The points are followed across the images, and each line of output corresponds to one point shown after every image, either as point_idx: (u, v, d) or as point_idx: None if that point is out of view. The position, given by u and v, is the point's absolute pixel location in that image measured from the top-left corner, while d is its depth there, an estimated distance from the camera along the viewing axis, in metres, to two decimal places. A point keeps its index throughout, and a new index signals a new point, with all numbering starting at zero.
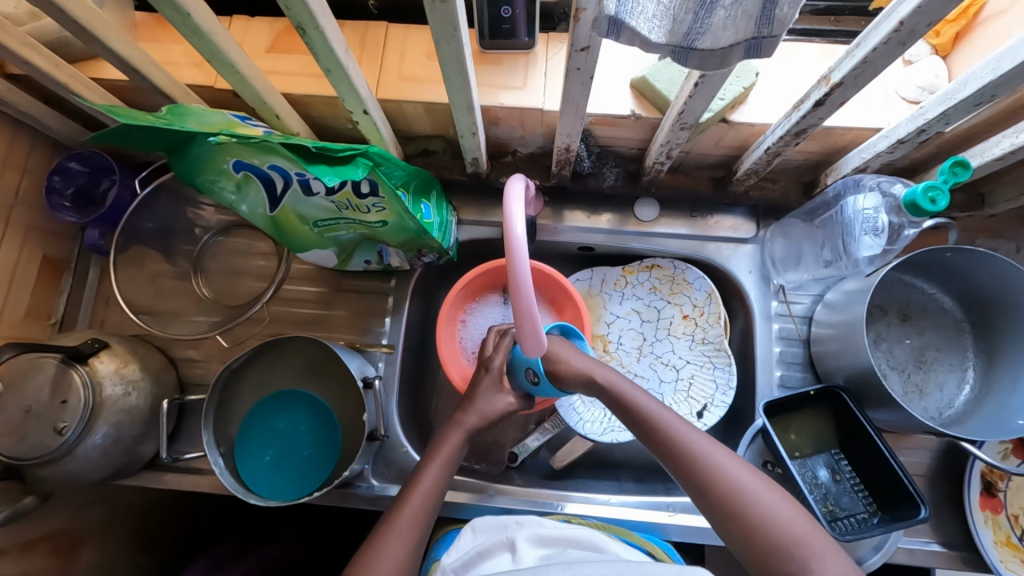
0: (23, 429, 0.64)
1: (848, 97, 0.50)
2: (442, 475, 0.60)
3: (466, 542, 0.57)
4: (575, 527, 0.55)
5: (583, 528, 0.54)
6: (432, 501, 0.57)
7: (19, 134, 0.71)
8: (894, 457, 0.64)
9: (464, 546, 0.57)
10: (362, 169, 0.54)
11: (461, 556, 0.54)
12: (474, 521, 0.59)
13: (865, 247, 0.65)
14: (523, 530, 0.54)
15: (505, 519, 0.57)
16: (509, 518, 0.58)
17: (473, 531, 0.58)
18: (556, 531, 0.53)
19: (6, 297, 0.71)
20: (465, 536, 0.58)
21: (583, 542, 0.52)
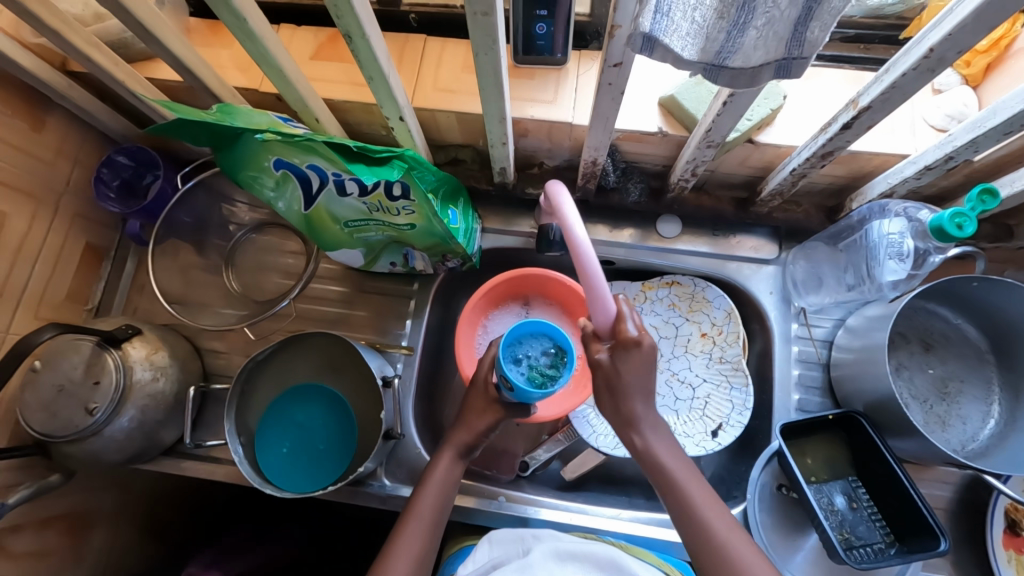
0: (55, 407, 0.66)
1: (875, 121, 0.51)
2: (440, 501, 0.60)
3: (483, 553, 0.58)
4: (594, 543, 0.56)
5: (603, 544, 0.54)
6: (433, 528, 0.59)
7: (73, 127, 0.75)
8: (915, 489, 0.63)
9: (482, 557, 0.57)
10: (397, 170, 0.55)
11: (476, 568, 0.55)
12: (491, 534, 0.60)
13: (889, 272, 0.64)
14: (540, 545, 0.55)
15: (521, 534, 0.58)
16: (526, 532, 0.58)
17: (490, 544, 0.59)
18: (574, 547, 0.54)
19: (49, 281, 0.74)
20: (482, 548, 0.59)
21: (601, 556, 0.52)
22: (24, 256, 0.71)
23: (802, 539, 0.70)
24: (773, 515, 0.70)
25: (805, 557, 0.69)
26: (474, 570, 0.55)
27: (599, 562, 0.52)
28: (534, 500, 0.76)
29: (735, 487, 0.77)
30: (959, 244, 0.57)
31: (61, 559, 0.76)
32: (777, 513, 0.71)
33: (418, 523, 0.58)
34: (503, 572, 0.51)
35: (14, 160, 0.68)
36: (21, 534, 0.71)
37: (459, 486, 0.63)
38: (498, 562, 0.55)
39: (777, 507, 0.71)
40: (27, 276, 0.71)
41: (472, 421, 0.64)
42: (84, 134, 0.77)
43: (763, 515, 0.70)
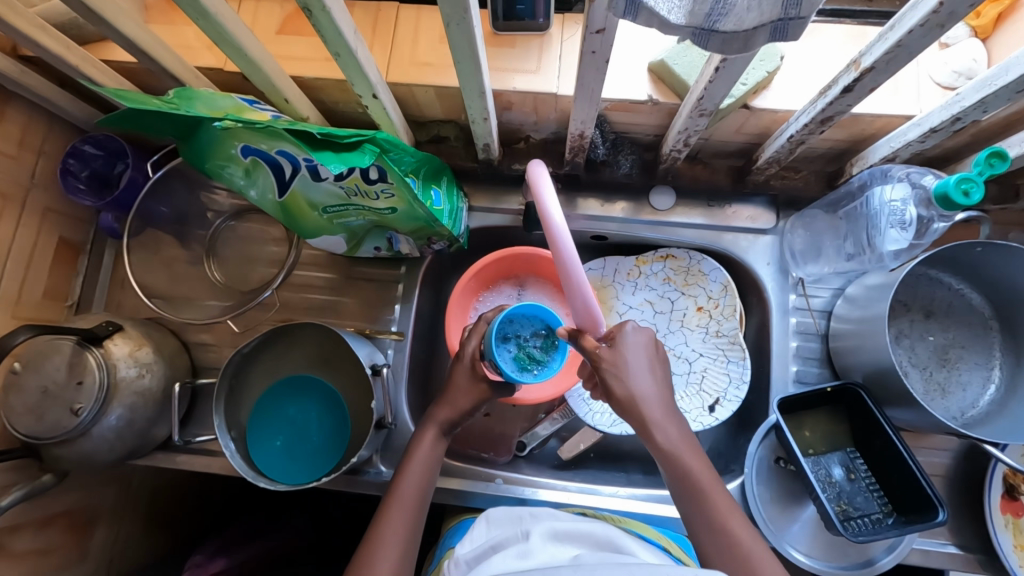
0: (39, 409, 0.65)
1: (878, 83, 0.48)
2: (422, 483, 0.58)
3: (481, 533, 0.57)
4: (590, 523, 0.55)
5: (600, 524, 0.53)
6: (416, 511, 0.57)
7: (33, 117, 0.71)
8: (914, 460, 0.62)
9: (478, 537, 0.57)
10: (368, 156, 0.52)
11: (475, 549, 0.54)
12: (489, 513, 0.60)
13: (891, 241, 0.62)
14: (538, 525, 0.53)
15: (519, 513, 0.58)
16: (523, 512, 0.58)
17: (488, 523, 0.58)
18: (570, 527, 0.52)
19: (23, 280, 0.72)
20: (479, 527, 0.59)
21: (600, 535, 0.52)
22: None
23: (800, 511, 0.69)
24: (770, 488, 0.70)
25: (802, 528, 0.69)
26: (471, 552, 0.54)
27: (596, 541, 0.51)
28: (532, 481, 0.76)
29: (733, 460, 0.76)
30: (965, 211, 0.54)
31: (64, 555, 0.76)
32: (775, 486, 0.70)
33: (404, 503, 0.56)
34: (500, 555, 0.49)
35: None
36: (21, 534, 0.71)
37: (440, 470, 0.61)
38: (496, 542, 0.53)
39: (775, 480, 0.70)
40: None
41: (456, 399, 0.62)
42: (45, 123, 0.73)
43: (760, 488, 0.70)
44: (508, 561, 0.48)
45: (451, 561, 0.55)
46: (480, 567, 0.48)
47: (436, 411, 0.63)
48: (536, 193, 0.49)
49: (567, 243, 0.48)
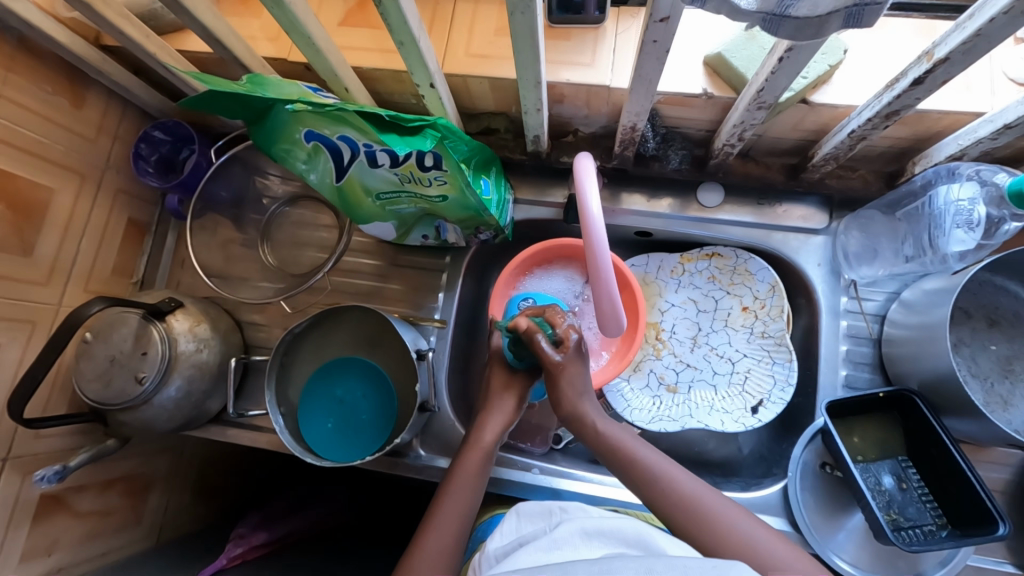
0: (106, 377, 0.69)
1: (953, 75, 0.46)
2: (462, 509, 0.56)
3: (513, 525, 0.54)
4: (625, 519, 0.51)
5: (631, 519, 0.50)
6: (462, 522, 0.56)
7: (110, 103, 0.76)
8: (973, 473, 0.60)
9: (510, 529, 0.55)
10: (430, 141, 0.54)
11: (505, 544, 0.52)
12: (518, 506, 0.58)
13: (955, 242, 0.61)
14: (567, 522, 0.51)
15: (551, 506, 0.55)
16: (554, 504, 0.56)
17: (519, 515, 0.56)
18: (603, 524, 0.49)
19: (96, 256, 0.77)
20: (510, 520, 0.56)
21: (635, 538, 0.48)
22: (72, 231, 0.73)
23: (846, 519, 0.68)
24: (815, 494, 0.69)
25: (848, 536, 0.67)
26: (503, 546, 0.52)
27: (626, 539, 0.48)
28: (567, 472, 0.76)
29: (775, 463, 0.75)
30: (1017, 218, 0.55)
31: (121, 518, 0.80)
32: (820, 492, 0.69)
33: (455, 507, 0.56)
34: (529, 549, 0.48)
35: (55, 135, 0.69)
36: (83, 496, 0.75)
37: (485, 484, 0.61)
38: (526, 536, 0.51)
39: (820, 485, 0.69)
40: (76, 251, 0.73)
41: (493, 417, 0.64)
42: (121, 108, 0.78)
43: (805, 493, 0.68)
44: (534, 559, 0.45)
45: (482, 554, 0.53)
46: (506, 561, 0.46)
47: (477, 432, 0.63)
48: (577, 186, 0.53)
49: (603, 239, 0.52)
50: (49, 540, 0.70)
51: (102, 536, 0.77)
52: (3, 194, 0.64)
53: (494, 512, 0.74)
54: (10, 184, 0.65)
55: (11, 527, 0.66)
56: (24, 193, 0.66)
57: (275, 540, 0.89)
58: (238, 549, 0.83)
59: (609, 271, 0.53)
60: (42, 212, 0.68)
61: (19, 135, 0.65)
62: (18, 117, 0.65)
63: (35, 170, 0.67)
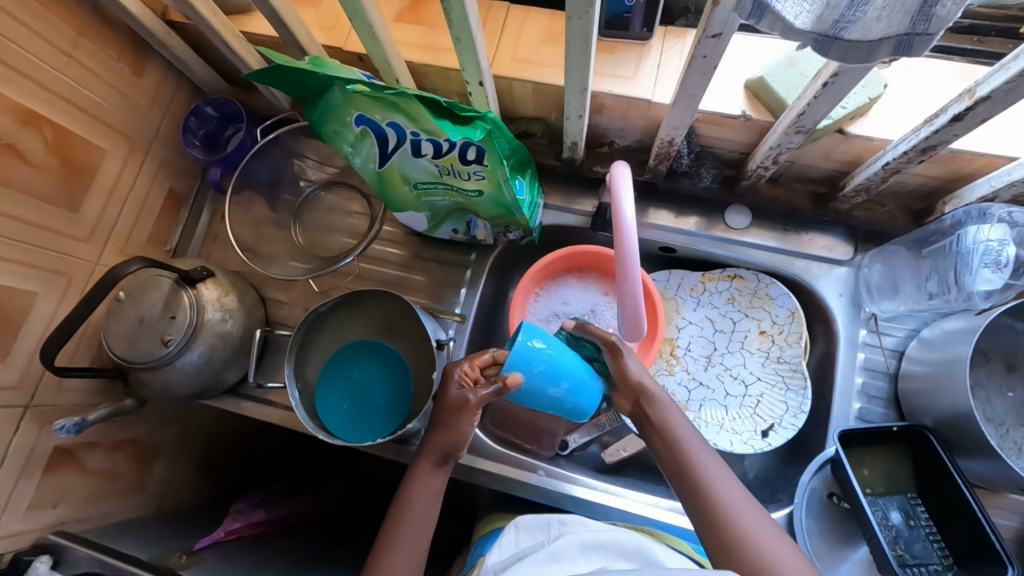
0: (132, 336, 0.71)
1: (992, 114, 0.47)
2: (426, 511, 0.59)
3: (509, 540, 0.54)
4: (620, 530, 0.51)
5: (627, 531, 0.50)
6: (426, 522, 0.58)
7: (167, 76, 0.79)
8: (986, 516, 0.59)
9: (508, 544, 0.54)
10: (480, 133, 0.56)
11: (505, 560, 0.51)
12: (517, 519, 0.57)
13: (983, 281, 0.63)
14: (567, 534, 0.50)
15: (549, 518, 0.54)
16: (552, 516, 0.55)
17: (516, 530, 0.55)
18: (600, 536, 0.49)
19: (136, 220, 0.79)
20: (507, 534, 0.55)
21: (629, 549, 0.48)
22: (116, 194, 0.75)
23: (850, 551, 0.67)
24: (821, 524, 0.68)
25: (852, 570, 0.66)
26: (502, 561, 0.52)
27: (625, 552, 0.48)
28: (571, 477, 0.76)
29: (780, 490, 0.75)
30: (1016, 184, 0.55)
31: (126, 480, 0.81)
32: (825, 523, 0.68)
33: (422, 518, 0.58)
34: (530, 563, 0.48)
35: (113, 100, 0.72)
36: (94, 453, 0.76)
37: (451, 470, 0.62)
38: (526, 553, 0.51)
39: (826, 516, 0.68)
40: (117, 213, 0.76)
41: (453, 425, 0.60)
42: (176, 81, 0.81)
43: (810, 521, 0.68)
44: None
45: (480, 569, 0.53)
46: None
47: (436, 432, 0.61)
48: (612, 188, 0.55)
49: (635, 247, 0.53)
50: (57, 492, 0.72)
51: (106, 496, 0.78)
52: (59, 150, 0.67)
53: (494, 526, 0.71)
54: (67, 142, 0.68)
55: (24, 475, 0.67)
56: (78, 152, 0.69)
57: (271, 519, 0.90)
58: (235, 524, 0.84)
59: (636, 247, 0.53)
60: (92, 172, 0.71)
61: (81, 96, 0.68)
62: (83, 79, 0.68)
63: (92, 131, 0.70)
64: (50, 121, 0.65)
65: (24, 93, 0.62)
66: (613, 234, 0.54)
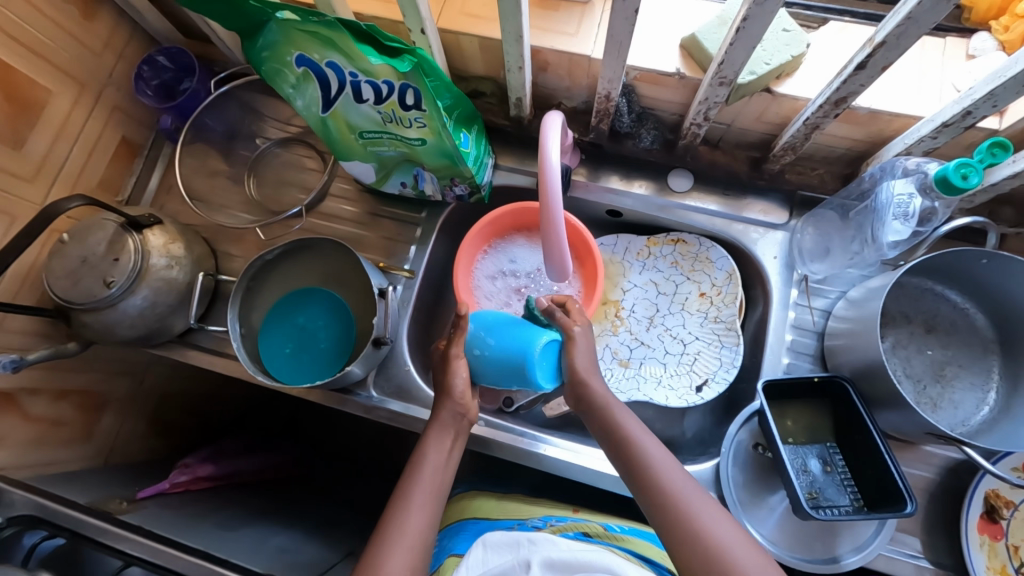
0: (75, 277, 0.71)
1: (891, 62, 0.50)
2: (441, 471, 0.60)
3: (474, 560, 0.49)
4: (596, 551, 0.48)
5: (603, 554, 0.47)
6: (438, 494, 0.58)
7: (120, 23, 0.80)
8: (893, 461, 0.61)
9: (473, 564, 0.49)
10: (407, 64, 0.57)
11: None
12: (485, 536, 0.52)
13: (891, 232, 0.62)
14: (539, 558, 0.46)
15: (519, 536, 0.50)
16: (522, 534, 0.50)
17: (483, 547, 0.50)
18: (575, 559, 0.46)
19: (86, 166, 0.79)
20: (473, 551, 0.51)
21: (607, 573, 0.45)
22: (64, 138, 0.75)
23: (772, 499, 0.69)
24: (745, 474, 0.71)
25: (773, 516, 0.69)
26: None
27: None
28: (511, 428, 0.78)
29: (711, 444, 0.77)
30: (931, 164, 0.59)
31: (70, 428, 0.82)
32: (750, 472, 0.71)
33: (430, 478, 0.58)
34: None
35: (62, 42, 0.73)
36: (36, 398, 0.76)
37: (462, 444, 0.63)
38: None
39: (751, 466, 0.71)
40: (66, 156, 0.76)
41: None
42: (130, 30, 0.81)
43: (735, 471, 0.71)
44: None
45: None
46: None
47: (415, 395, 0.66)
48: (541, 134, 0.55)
49: (559, 198, 0.55)
50: None
51: (50, 442, 0.79)
52: (3, 86, 0.67)
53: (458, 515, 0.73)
54: (13, 78, 0.68)
55: None
56: (24, 91, 0.69)
57: (220, 474, 0.90)
58: (182, 477, 0.85)
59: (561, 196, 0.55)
60: (38, 112, 0.71)
61: (27, 34, 0.69)
62: (29, 17, 0.68)
63: (39, 72, 0.71)
64: None
65: None
66: (540, 190, 0.55)
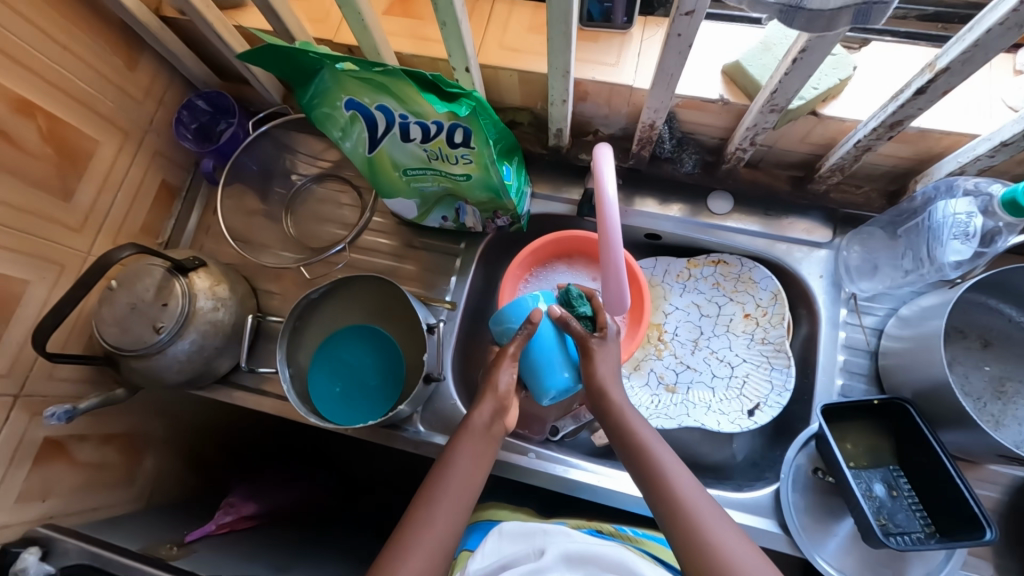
0: (124, 324, 0.71)
1: (952, 86, 0.50)
2: (470, 479, 0.57)
3: (493, 546, 0.56)
4: (604, 543, 0.54)
5: (612, 545, 0.52)
6: (463, 499, 0.56)
7: (160, 70, 0.81)
8: (967, 486, 0.60)
9: (491, 550, 0.56)
10: (465, 108, 0.57)
11: (487, 565, 0.53)
12: (501, 525, 0.59)
13: (952, 253, 0.62)
14: (551, 545, 0.53)
15: (533, 527, 0.57)
16: (536, 525, 0.57)
17: (501, 536, 0.57)
18: (584, 548, 0.52)
19: (129, 211, 0.80)
20: (491, 539, 0.58)
21: (612, 559, 0.51)
22: (109, 185, 0.76)
23: (836, 525, 0.68)
24: (808, 500, 0.69)
25: (839, 544, 0.67)
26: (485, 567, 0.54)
27: (607, 563, 0.51)
28: (561, 459, 0.76)
29: (766, 469, 0.76)
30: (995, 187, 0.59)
31: (115, 473, 0.81)
32: (812, 498, 0.69)
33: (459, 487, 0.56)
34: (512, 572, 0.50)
35: (107, 92, 0.74)
36: (84, 445, 0.76)
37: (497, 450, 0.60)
38: (508, 560, 0.54)
39: (812, 491, 0.69)
40: (111, 202, 0.77)
41: None
42: (169, 76, 0.82)
43: (796, 497, 0.69)
44: None
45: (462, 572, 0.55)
46: None
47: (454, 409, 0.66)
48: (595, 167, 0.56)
49: (617, 229, 0.55)
50: (47, 484, 0.71)
51: (97, 488, 0.78)
52: (54, 139, 0.68)
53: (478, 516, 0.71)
54: (62, 131, 0.69)
55: (13, 465, 0.68)
56: (72, 142, 0.70)
57: (263, 513, 0.89)
58: (227, 517, 0.85)
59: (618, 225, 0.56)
60: (85, 161, 0.72)
61: (75, 87, 0.70)
62: (77, 70, 0.69)
63: (86, 122, 0.72)
64: (45, 111, 0.67)
65: (17, 81, 0.63)
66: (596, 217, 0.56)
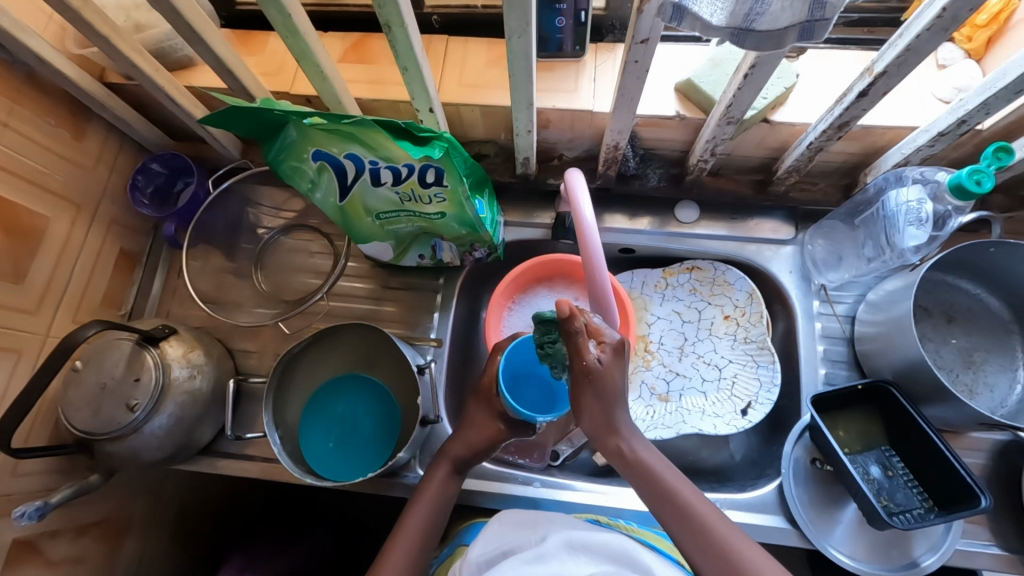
0: (95, 405, 0.67)
1: (891, 88, 0.53)
2: (430, 521, 0.61)
3: (495, 533, 0.53)
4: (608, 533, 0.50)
5: (616, 535, 0.49)
6: (424, 536, 0.60)
7: (109, 136, 0.78)
8: (956, 457, 0.63)
9: (493, 537, 0.53)
10: (438, 150, 0.57)
11: (487, 554, 0.50)
12: (502, 515, 0.56)
13: (910, 238, 0.66)
14: (554, 534, 0.49)
15: (535, 517, 0.54)
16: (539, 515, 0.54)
17: (503, 524, 0.54)
18: (587, 537, 0.48)
19: (88, 285, 0.76)
20: (493, 527, 0.54)
21: (618, 549, 0.47)
22: (64, 261, 0.72)
23: (841, 513, 0.69)
24: (810, 491, 0.71)
25: (846, 531, 0.69)
26: (485, 555, 0.50)
27: (613, 554, 0.47)
28: (566, 484, 0.75)
29: (766, 465, 0.77)
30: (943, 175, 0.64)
31: (94, 566, 0.75)
32: (814, 488, 0.71)
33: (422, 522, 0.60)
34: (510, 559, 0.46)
35: (55, 165, 0.71)
36: (56, 541, 0.71)
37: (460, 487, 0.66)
38: (509, 548, 0.50)
39: (813, 481, 0.71)
40: (68, 279, 0.73)
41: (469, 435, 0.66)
42: (119, 141, 0.80)
43: (799, 490, 0.70)
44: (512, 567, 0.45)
45: (463, 563, 0.51)
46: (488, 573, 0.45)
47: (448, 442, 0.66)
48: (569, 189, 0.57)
49: (598, 244, 0.55)
50: None
51: None
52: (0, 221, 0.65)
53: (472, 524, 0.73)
54: (9, 211, 0.65)
55: None
56: (21, 221, 0.67)
57: None
58: None
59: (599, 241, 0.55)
60: (37, 240, 0.69)
61: (20, 164, 0.67)
62: (21, 147, 0.67)
63: (34, 199, 0.68)
64: None
65: None
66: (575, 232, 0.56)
